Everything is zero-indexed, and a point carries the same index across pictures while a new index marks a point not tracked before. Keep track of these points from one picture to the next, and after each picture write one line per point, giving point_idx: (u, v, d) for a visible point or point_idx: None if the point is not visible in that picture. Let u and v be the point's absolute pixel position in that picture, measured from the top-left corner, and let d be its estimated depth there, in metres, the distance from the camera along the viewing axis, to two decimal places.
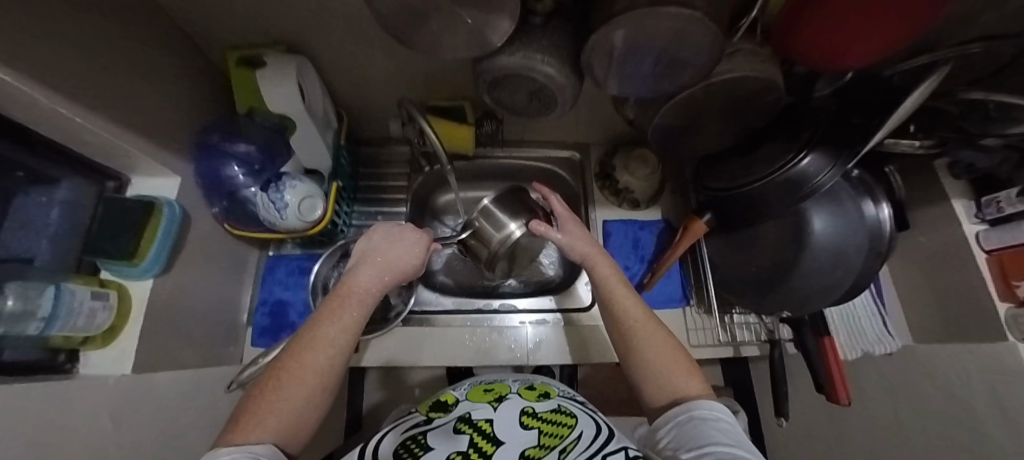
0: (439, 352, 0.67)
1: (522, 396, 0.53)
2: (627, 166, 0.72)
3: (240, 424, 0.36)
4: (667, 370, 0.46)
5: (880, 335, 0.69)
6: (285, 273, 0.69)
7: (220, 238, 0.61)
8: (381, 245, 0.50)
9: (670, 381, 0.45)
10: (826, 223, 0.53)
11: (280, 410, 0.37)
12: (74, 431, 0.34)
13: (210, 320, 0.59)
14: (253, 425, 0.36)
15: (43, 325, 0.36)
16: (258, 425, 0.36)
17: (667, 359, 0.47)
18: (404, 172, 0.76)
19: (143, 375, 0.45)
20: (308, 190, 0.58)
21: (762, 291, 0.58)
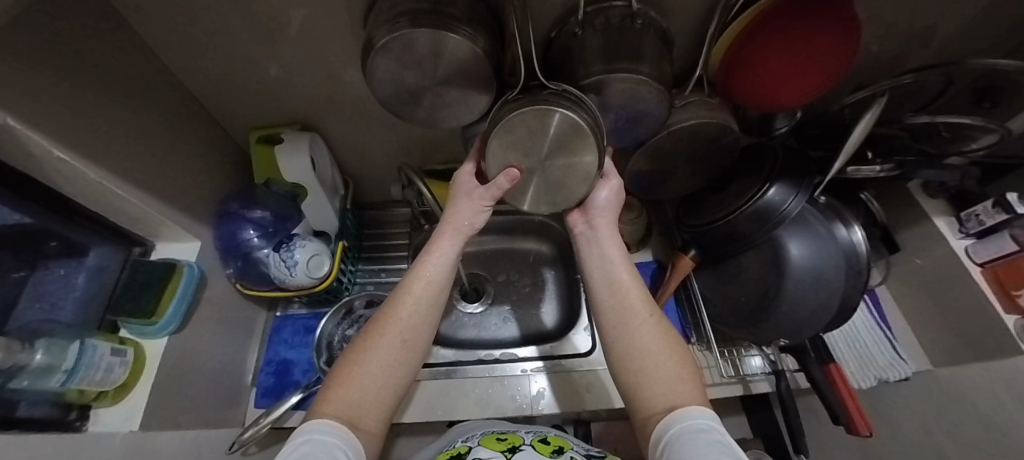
0: (441, 407, 0.66)
1: (536, 449, 0.49)
2: None
3: (326, 394, 0.41)
4: (668, 373, 0.45)
5: (891, 359, 0.67)
6: (290, 332, 0.71)
7: (232, 299, 0.65)
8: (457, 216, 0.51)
9: (670, 386, 0.44)
10: (802, 248, 0.55)
11: (365, 376, 0.42)
12: None
13: (216, 381, 0.60)
14: (337, 396, 0.41)
15: (64, 377, 0.39)
16: (348, 390, 0.41)
17: (670, 364, 0.45)
18: (405, 230, 0.82)
19: (148, 432, 0.46)
20: (316, 248, 0.63)
21: (758, 320, 0.58)
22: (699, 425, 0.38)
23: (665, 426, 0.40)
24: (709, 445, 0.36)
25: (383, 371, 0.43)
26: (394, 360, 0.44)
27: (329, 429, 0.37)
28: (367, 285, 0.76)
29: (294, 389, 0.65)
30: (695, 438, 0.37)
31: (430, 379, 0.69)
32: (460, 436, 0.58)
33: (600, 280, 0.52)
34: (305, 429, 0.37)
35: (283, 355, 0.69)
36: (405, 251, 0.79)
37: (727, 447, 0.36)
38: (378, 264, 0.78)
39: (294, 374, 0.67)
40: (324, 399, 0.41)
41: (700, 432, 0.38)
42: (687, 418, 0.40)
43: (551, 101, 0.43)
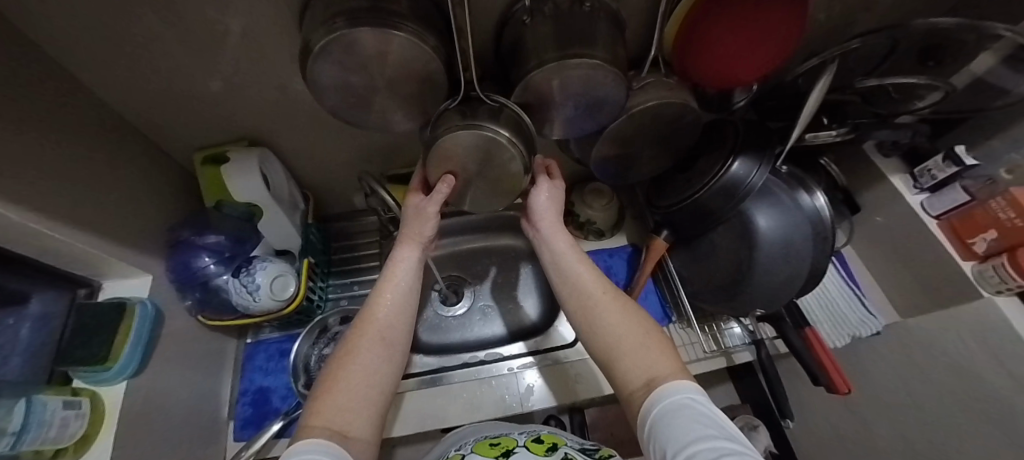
0: (432, 418, 0.65)
1: (530, 450, 0.50)
2: (584, 200, 0.76)
3: (313, 409, 0.38)
4: (638, 343, 0.45)
5: (863, 317, 0.70)
6: (264, 358, 0.67)
7: (195, 333, 0.61)
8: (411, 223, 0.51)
9: (645, 356, 0.44)
10: (770, 220, 0.57)
11: (350, 385, 0.40)
12: None
13: (188, 421, 0.57)
14: (324, 409, 0.38)
15: (13, 440, 0.36)
16: (335, 400, 0.39)
17: (634, 334, 0.46)
18: (375, 240, 0.79)
19: None
20: (278, 270, 0.59)
21: (734, 296, 0.59)
22: (677, 402, 0.38)
23: (647, 410, 0.40)
24: (691, 421, 0.36)
25: (369, 374, 0.42)
26: (376, 363, 0.43)
27: (324, 443, 0.35)
28: (342, 301, 0.73)
29: (275, 417, 0.62)
30: (676, 418, 0.37)
31: (417, 390, 0.67)
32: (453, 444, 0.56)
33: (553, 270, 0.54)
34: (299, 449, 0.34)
35: (259, 384, 0.65)
36: (377, 261, 0.76)
37: (710, 417, 0.37)
38: (351, 277, 0.75)
39: (272, 401, 0.64)
40: (312, 413, 0.38)
41: (681, 408, 0.38)
42: (665, 395, 0.40)
43: (480, 121, 0.47)
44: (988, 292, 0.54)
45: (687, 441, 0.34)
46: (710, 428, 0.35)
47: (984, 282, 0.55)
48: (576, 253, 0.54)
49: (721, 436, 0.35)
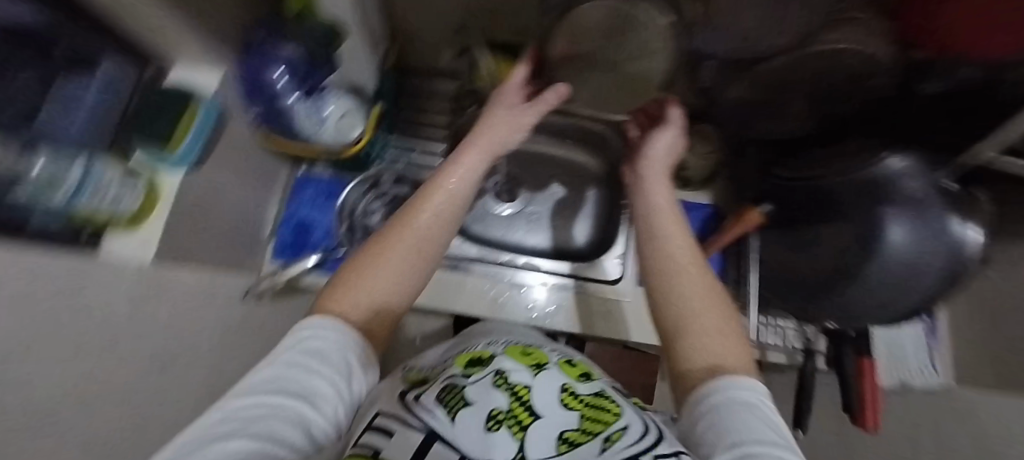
0: (458, 301, 0.67)
1: (563, 369, 0.45)
2: (687, 140, 0.70)
3: (334, 291, 0.29)
4: (708, 323, 0.32)
5: (921, 368, 0.64)
6: (313, 193, 0.66)
7: (251, 144, 0.59)
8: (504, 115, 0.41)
9: (712, 341, 0.31)
10: (907, 232, 0.47)
11: (381, 280, 0.30)
12: (74, 307, 0.34)
13: (232, 227, 0.58)
14: (345, 298, 0.29)
15: (70, 195, 0.36)
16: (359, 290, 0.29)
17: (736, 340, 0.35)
18: (447, 110, 0.72)
19: (162, 267, 0.45)
20: (346, 107, 0.55)
21: (806, 300, 0.54)
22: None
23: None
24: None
25: (392, 281, 0.30)
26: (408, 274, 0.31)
27: (342, 333, 0.26)
28: (398, 162, 0.69)
29: (312, 251, 0.63)
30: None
31: (450, 272, 0.68)
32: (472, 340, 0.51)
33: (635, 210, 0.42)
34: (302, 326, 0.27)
35: (303, 215, 0.65)
36: (443, 133, 0.70)
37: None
38: (412, 141, 0.70)
39: (314, 236, 0.65)
40: (325, 301, 0.29)
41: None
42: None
43: None
44: None
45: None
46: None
47: None
48: (668, 203, 0.41)
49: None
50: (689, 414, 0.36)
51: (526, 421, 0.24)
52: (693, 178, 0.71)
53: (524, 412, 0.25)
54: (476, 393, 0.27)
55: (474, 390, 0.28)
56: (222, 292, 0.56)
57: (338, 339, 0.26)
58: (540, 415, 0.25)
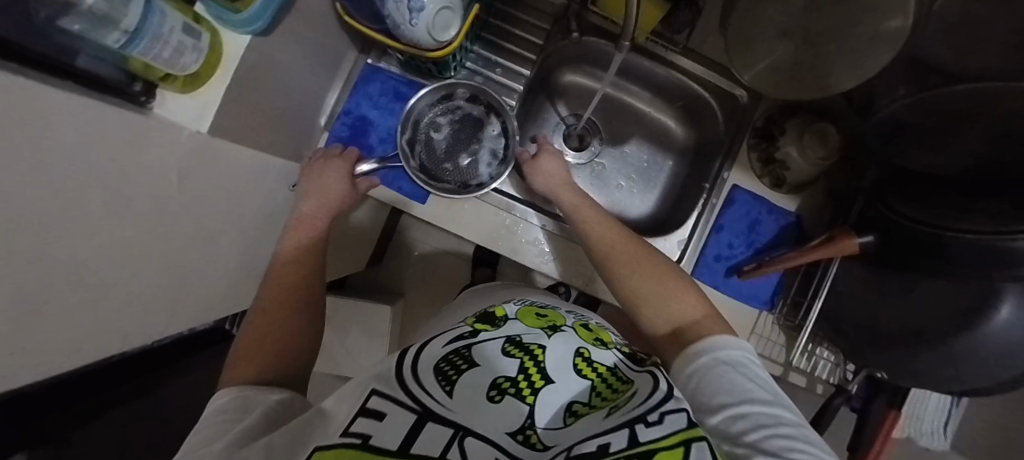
0: (504, 243, 0.60)
1: (577, 333, 0.42)
2: (800, 136, 0.56)
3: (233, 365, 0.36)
4: (658, 291, 0.44)
5: (932, 430, 0.66)
6: (378, 91, 0.58)
7: (315, 9, 0.49)
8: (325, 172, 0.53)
9: (667, 306, 0.43)
10: (1016, 314, 0.44)
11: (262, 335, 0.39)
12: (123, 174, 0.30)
13: (283, 104, 0.52)
14: (244, 364, 0.36)
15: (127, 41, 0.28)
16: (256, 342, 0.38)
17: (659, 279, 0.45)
18: (543, 27, 0.60)
19: (214, 138, 0.41)
20: (448, 0, 0.44)
21: (871, 351, 0.51)
22: (731, 357, 0.35)
23: (687, 357, 0.37)
24: (746, 381, 0.33)
25: (277, 326, 0.40)
26: (294, 322, 0.41)
27: (246, 388, 0.33)
28: (478, 76, 0.61)
29: (368, 155, 0.57)
30: (730, 373, 0.33)
31: (503, 210, 0.60)
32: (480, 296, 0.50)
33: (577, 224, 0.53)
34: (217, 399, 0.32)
35: (363, 112, 0.58)
36: (535, 55, 0.60)
37: (766, 381, 0.33)
38: (496, 57, 0.61)
39: (369, 137, 0.58)
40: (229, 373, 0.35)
41: (738, 365, 0.34)
42: (717, 346, 0.36)
43: None
44: None
45: (740, 399, 0.31)
46: (765, 392, 0.32)
47: None
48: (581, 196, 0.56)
49: (777, 403, 0.31)
50: (689, 383, 0.35)
51: (539, 386, 0.32)
52: (788, 181, 0.59)
53: (539, 375, 0.33)
54: (480, 357, 0.35)
55: (476, 356, 0.35)
56: (264, 174, 0.52)
57: (239, 396, 0.32)
58: (554, 380, 0.33)
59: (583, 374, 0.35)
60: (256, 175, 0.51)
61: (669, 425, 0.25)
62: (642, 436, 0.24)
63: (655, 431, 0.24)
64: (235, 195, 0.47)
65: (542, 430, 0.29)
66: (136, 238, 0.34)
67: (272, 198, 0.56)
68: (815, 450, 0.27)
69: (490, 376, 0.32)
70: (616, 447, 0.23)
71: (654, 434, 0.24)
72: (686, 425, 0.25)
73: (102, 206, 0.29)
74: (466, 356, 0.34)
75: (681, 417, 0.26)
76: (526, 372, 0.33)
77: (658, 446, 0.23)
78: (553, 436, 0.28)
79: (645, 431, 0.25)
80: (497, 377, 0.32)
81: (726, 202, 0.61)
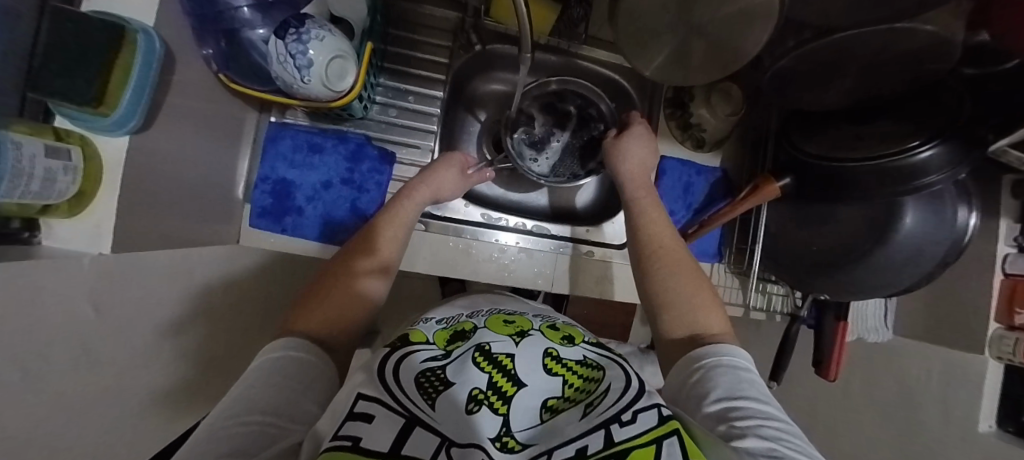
0: (461, 267, 0.61)
1: (545, 335, 0.44)
2: (707, 98, 0.62)
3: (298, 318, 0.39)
4: (682, 294, 0.44)
5: (877, 326, 0.75)
6: (290, 148, 0.55)
7: (196, 83, 0.46)
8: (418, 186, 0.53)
9: (694, 310, 0.42)
10: (918, 218, 0.49)
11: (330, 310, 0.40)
12: (35, 331, 0.28)
13: (186, 190, 0.48)
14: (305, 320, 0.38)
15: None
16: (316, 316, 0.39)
17: (689, 284, 0.45)
18: (445, 45, 0.60)
19: (125, 254, 0.38)
20: (338, 48, 0.42)
21: (810, 276, 0.56)
22: (729, 360, 0.36)
23: (688, 357, 0.38)
24: (739, 381, 0.33)
25: (345, 301, 0.41)
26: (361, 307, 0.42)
27: (298, 348, 0.34)
28: (391, 109, 0.59)
29: (298, 217, 0.55)
30: (726, 373, 0.34)
31: (453, 236, 0.61)
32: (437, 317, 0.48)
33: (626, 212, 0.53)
34: (275, 347, 0.34)
35: (282, 174, 0.55)
36: (442, 75, 0.60)
37: (760, 386, 0.34)
38: (405, 84, 0.59)
39: (296, 198, 0.55)
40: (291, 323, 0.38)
41: (734, 368, 0.35)
42: (717, 351, 0.37)
43: None
44: (992, 354, 0.63)
45: (732, 394, 0.32)
46: (757, 393, 0.32)
47: (994, 345, 0.63)
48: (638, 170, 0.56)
49: (768, 403, 0.32)
50: (687, 383, 0.36)
51: (511, 394, 0.34)
52: (707, 140, 0.65)
53: (509, 383, 0.35)
54: (455, 375, 0.35)
55: (451, 374, 0.35)
56: (191, 266, 0.48)
57: (289, 353, 0.34)
58: (526, 384, 0.35)
59: (553, 372, 0.37)
60: (184, 270, 0.47)
61: (642, 421, 0.28)
62: (617, 435, 0.26)
63: (633, 429, 0.27)
64: (166, 298, 0.44)
65: (520, 434, 0.31)
66: (67, 378, 0.32)
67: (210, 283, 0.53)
68: (802, 447, 0.28)
69: (463, 390, 0.33)
70: (593, 449, 0.25)
71: (630, 432, 0.27)
72: (657, 421, 0.28)
73: (28, 361, 0.27)
74: (440, 374, 0.35)
75: (651, 414, 0.28)
76: (495, 383, 0.34)
77: (636, 442, 0.26)
78: (530, 437, 0.31)
79: (620, 429, 0.27)
80: (472, 391, 0.33)
81: (658, 173, 0.65)
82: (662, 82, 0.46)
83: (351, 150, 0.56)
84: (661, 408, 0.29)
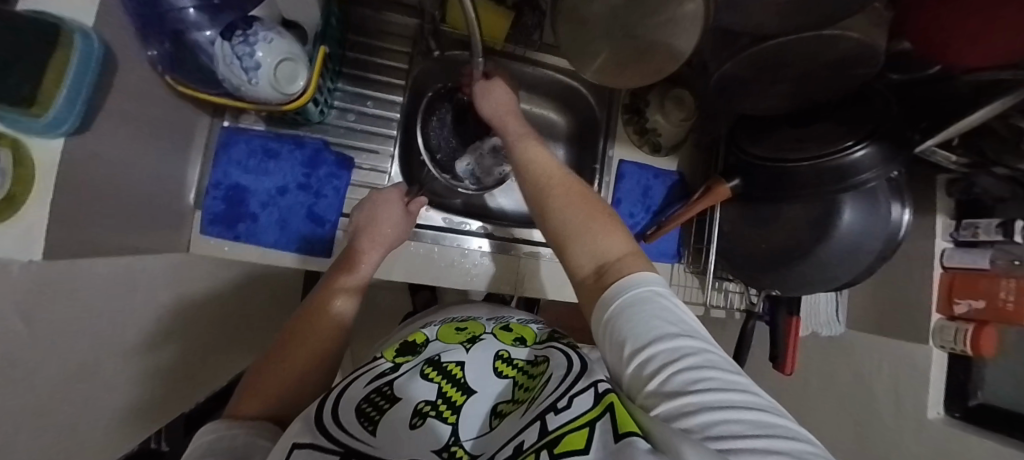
0: (423, 272, 0.60)
1: (497, 338, 0.45)
2: (661, 104, 0.64)
3: (242, 398, 0.35)
4: (580, 226, 0.39)
5: (830, 321, 0.78)
6: (245, 153, 0.54)
7: (141, 87, 0.45)
8: (382, 221, 0.53)
9: (591, 241, 0.38)
10: (855, 215, 0.52)
11: (277, 382, 0.37)
12: None
13: (128, 196, 0.47)
14: (249, 400, 0.35)
15: None
16: (257, 390, 0.36)
17: (583, 213, 0.40)
18: (404, 51, 0.61)
19: (56, 262, 0.36)
20: (287, 51, 0.41)
21: (760, 272, 0.58)
22: (639, 296, 0.31)
23: (600, 309, 0.34)
24: (651, 317, 0.29)
25: (293, 370, 0.38)
26: (313, 374, 0.39)
27: (234, 426, 0.31)
28: (349, 115, 0.59)
29: (252, 223, 0.54)
30: (636, 313, 0.30)
31: (415, 241, 0.60)
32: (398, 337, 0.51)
33: (517, 170, 0.47)
34: (207, 429, 0.31)
35: (236, 180, 0.54)
36: (402, 81, 0.60)
37: (674, 313, 0.30)
38: (364, 89, 0.59)
39: (250, 204, 0.54)
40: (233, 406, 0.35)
41: (645, 303, 0.31)
42: (624, 290, 0.32)
43: None
44: (936, 343, 0.66)
45: (645, 340, 0.28)
46: (673, 326, 0.29)
47: (937, 335, 0.66)
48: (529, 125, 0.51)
49: (685, 333, 0.28)
50: (606, 338, 0.32)
51: (460, 402, 0.35)
52: (663, 145, 0.68)
53: (458, 391, 0.36)
54: (401, 390, 0.36)
55: (398, 390, 0.36)
56: (132, 274, 0.47)
57: (222, 435, 0.30)
58: (475, 390, 0.37)
59: (503, 374, 0.39)
60: (125, 278, 0.46)
61: (577, 406, 0.26)
62: (551, 424, 0.25)
63: (566, 416, 0.25)
64: (102, 308, 0.42)
65: (469, 442, 0.31)
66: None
67: (153, 294, 0.51)
68: (723, 373, 0.24)
69: (411, 404, 0.34)
70: (527, 444, 0.24)
71: (564, 418, 0.25)
72: (591, 403, 0.25)
73: None
74: (388, 392, 0.36)
75: (587, 396, 0.26)
76: (445, 393, 0.36)
77: (570, 426, 0.24)
78: (479, 444, 0.31)
79: (554, 418, 0.25)
80: (419, 403, 0.34)
81: (617, 177, 0.67)
82: (601, 81, 0.47)
83: (307, 155, 0.56)
84: (597, 386, 0.27)
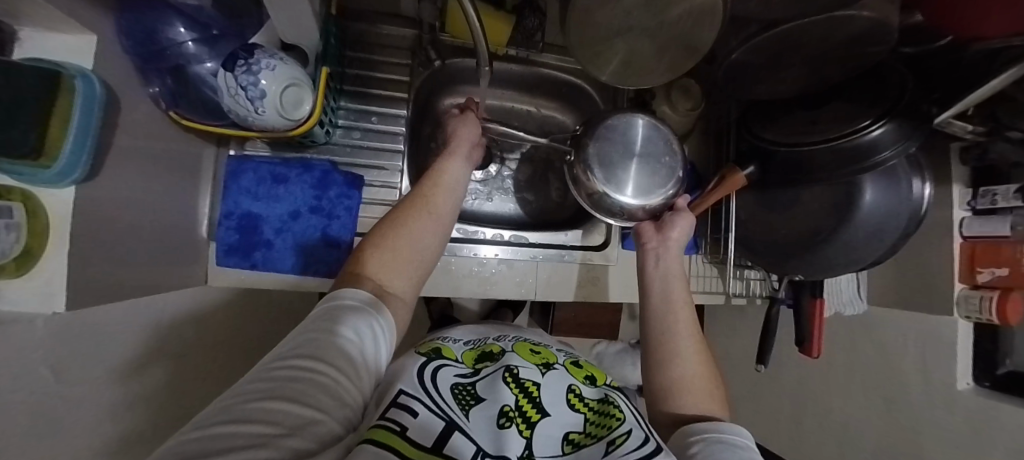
0: (442, 285, 0.60)
1: (569, 372, 0.43)
2: (668, 96, 0.63)
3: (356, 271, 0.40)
4: (694, 378, 0.43)
5: (852, 299, 0.77)
6: (253, 181, 0.54)
7: (145, 128, 0.44)
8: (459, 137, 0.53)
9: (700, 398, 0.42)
10: (876, 194, 0.51)
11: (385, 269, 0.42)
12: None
13: (143, 235, 0.46)
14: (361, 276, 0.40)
15: None
16: (389, 255, 0.42)
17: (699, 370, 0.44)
18: (404, 63, 0.60)
19: (78, 312, 0.35)
20: (292, 76, 0.41)
21: (784, 259, 0.57)
22: (733, 442, 0.35)
23: (695, 432, 0.37)
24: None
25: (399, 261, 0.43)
26: (415, 266, 0.44)
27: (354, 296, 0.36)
28: (355, 133, 0.58)
29: (266, 251, 0.54)
30: (730, 450, 0.34)
31: None
32: (465, 338, 0.49)
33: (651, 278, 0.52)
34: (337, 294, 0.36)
35: (246, 208, 0.53)
36: (404, 93, 0.60)
37: None
38: (367, 105, 0.58)
39: (263, 232, 0.54)
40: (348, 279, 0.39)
41: (736, 450, 0.34)
42: (721, 429, 0.36)
43: None
44: (960, 314, 0.65)
45: None
46: None
47: (962, 304, 0.65)
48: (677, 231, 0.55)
49: None
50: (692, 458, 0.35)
51: (536, 419, 0.32)
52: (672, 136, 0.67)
53: (533, 408, 0.33)
54: (486, 391, 0.35)
55: (482, 392, 0.35)
56: (148, 312, 0.46)
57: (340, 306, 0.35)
58: (549, 413, 0.34)
59: (575, 408, 0.36)
60: (143, 317, 0.45)
61: None
62: None
63: None
64: (129, 349, 0.42)
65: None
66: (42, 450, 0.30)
67: (178, 329, 0.51)
68: None
69: (495, 406, 0.33)
70: None
71: None
72: None
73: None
74: (472, 392, 0.35)
75: None
76: (521, 407, 0.33)
77: None
78: None
79: None
80: (500, 407, 0.33)
81: None
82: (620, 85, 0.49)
83: (316, 178, 0.55)
84: None
